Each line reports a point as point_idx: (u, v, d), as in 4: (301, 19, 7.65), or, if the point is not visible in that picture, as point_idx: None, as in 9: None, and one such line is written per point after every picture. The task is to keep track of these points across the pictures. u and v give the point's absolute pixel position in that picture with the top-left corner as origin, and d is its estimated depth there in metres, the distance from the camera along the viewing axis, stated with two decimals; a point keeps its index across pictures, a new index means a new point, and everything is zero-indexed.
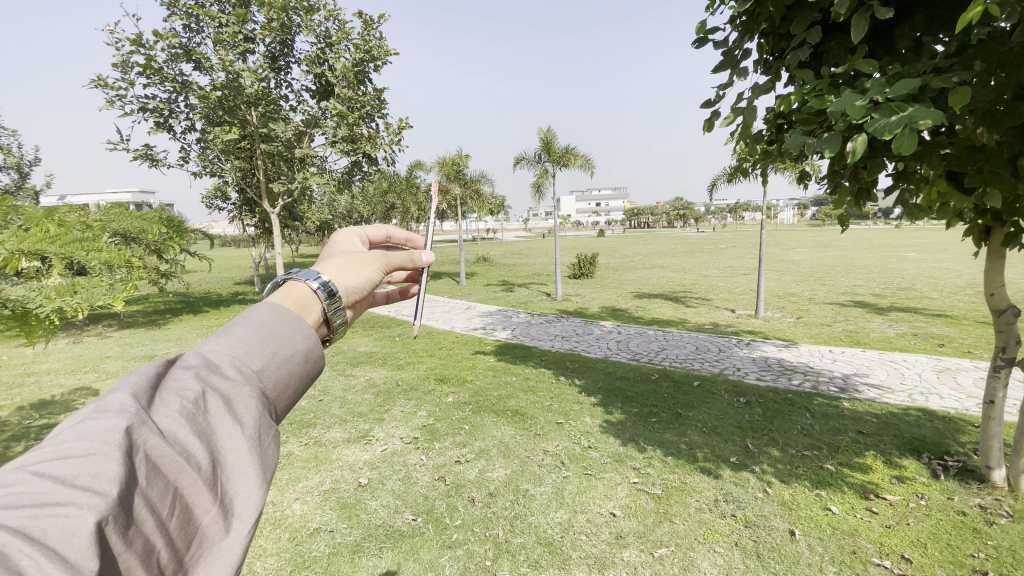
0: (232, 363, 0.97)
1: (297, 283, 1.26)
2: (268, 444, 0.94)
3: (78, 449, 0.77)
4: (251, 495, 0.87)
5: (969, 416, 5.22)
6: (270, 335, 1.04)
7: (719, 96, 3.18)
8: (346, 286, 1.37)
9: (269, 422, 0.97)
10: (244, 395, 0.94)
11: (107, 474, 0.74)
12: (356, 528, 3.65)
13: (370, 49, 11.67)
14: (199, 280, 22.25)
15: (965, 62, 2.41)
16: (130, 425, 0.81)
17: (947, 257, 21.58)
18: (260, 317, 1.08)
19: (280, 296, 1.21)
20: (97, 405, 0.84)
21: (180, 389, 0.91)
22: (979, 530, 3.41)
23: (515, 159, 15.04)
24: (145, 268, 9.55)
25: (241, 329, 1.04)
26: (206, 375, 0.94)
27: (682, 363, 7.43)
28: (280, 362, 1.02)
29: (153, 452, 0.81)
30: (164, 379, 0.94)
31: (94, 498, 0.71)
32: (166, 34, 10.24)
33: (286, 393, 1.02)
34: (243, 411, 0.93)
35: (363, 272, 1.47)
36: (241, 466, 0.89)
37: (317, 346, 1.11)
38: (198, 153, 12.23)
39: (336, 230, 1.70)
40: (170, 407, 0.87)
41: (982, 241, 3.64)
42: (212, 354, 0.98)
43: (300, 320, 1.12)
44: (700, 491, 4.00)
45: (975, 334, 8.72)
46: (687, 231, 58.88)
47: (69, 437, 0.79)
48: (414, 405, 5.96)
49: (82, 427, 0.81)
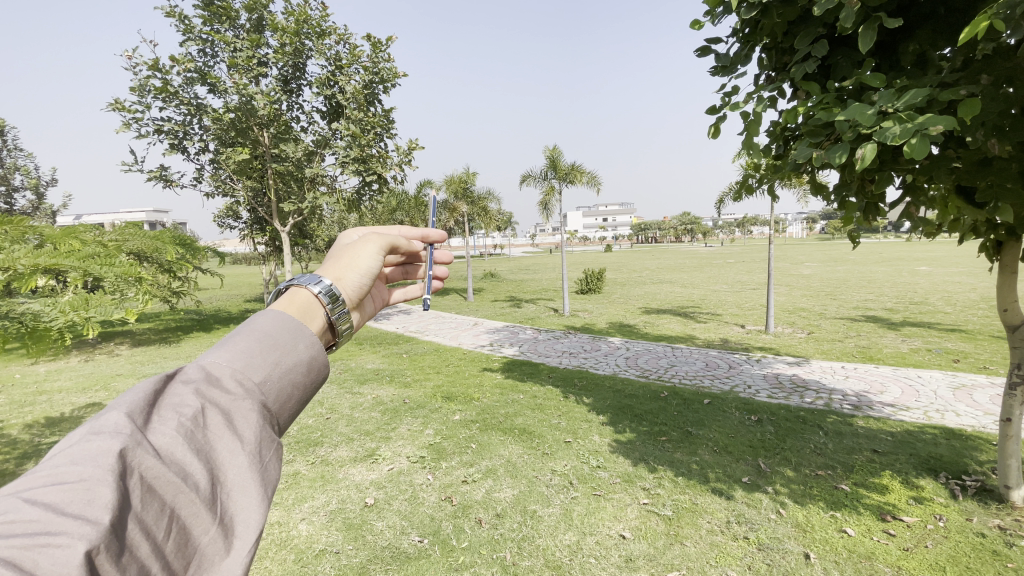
0: (233, 376, 0.97)
1: (300, 289, 1.28)
2: (267, 459, 0.94)
3: (69, 473, 0.76)
4: (251, 513, 0.88)
5: (987, 434, 5.09)
6: (272, 345, 1.04)
7: (725, 103, 3.22)
8: (348, 289, 1.39)
9: (270, 435, 0.98)
10: (245, 409, 0.95)
11: (99, 501, 0.73)
12: (362, 550, 3.61)
13: (379, 71, 11.91)
14: (210, 298, 22.60)
15: (971, 76, 2.43)
16: (125, 447, 0.81)
17: (960, 270, 21.32)
18: (261, 326, 1.09)
19: (283, 303, 1.23)
20: (92, 426, 0.84)
21: (178, 405, 0.91)
22: (999, 552, 3.30)
23: (522, 176, 15.21)
24: (158, 287, 9.67)
25: (241, 340, 1.04)
26: (206, 390, 0.95)
27: (691, 380, 7.34)
28: (282, 372, 1.02)
29: (149, 474, 0.81)
30: (163, 395, 0.94)
31: (86, 527, 0.70)
32: (181, 58, 10.50)
33: (287, 404, 1.03)
34: (243, 427, 0.94)
35: (362, 271, 1.49)
36: (241, 483, 0.89)
37: (320, 355, 1.12)
38: (211, 173, 12.44)
39: (337, 229, 1.72)
40: (167, 425, 0.87)
41: (995, 256, 3.61)
42: (213, 367, 0.99)
43: (302, 328, 1.13)
44: (711, 513, 3.92)
45: (991, 348, 8.57)
46: (694, 247, 58.87)
47: (62, 461, 0.79)
48: (421, 424, 5.93)
49: (77, 449, 0.81)
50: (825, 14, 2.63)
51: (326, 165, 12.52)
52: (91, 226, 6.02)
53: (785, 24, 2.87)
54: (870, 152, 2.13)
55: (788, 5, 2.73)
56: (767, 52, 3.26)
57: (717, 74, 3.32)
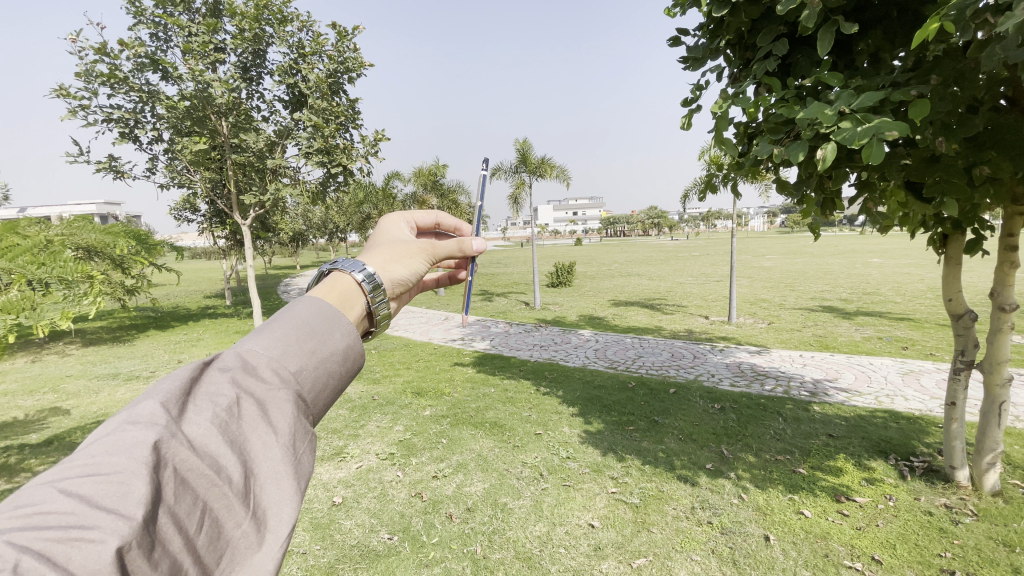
0: (269, 364, 0.97)
1: (342, 275, 1.27)
2: (302, 451, 0.94)
3: (107, 465, 0.77)
4: (284, 507, 0.86)
5: (933, 416, 5.42)
6: (309, 333, 1.04)
7: (697, 95, 3.28)
8: (391, 278, 1.39)
9: (305, 426, 0.97)
10: (280, 399, 0.95)
11: (134, 495, 0.74)
12: (329, 550, 3.55)
13: (344, 60, 11.57)
14: (167, 295, 21.64)
15: (921, 76, 2.54)
16: (160, 439, 0.81)
17: (910, 262, 22.52)
18: (299, 313, 1.09)
19: (324, 289, 1.22)
20: (127, 415, 0.85)
21: (215, 394, 0.92)
22: (945, 530, 3.51)
23: (492, 169, 15.14)
24: (110, 284, 9.21)
25: (279, 327, 1.04)
26: (242, 379, 0.95)
27: (658, 370, 7.52)
28: (318, 362, 1.02)
29: (182, 467, 0.81)
30: (199, 382, 0.95)
31: (120, 522, 0.71)
32: (130, 42, 9.91)
33: (323, 393, 1.03)
34: (277, 418, 0.93)
35: (411, 264, 1.50)
36: (274, 475, 0.88)
37: (356, 344, 1.12)
38: (166, 164, 11.83)
39: (383, 216, 1.71)
40: (203, 415, 0.88)
41: (941, 249, 3.81)
42: (249, 354, 0.99)
43: (339, 316, 1.13)
44: (677, 499, 4.03)
45: (937, 336, 9.07)
46: (661, 241, 60.05)
47: (97, 451, 0.80)
48: (391, 420, 5.86)
49: (114, 438, 0.81)
50: (789, 13, 2.71)
51: (288, 156, 12.12)
52: (34, 219, 5.66)
53: (749, 22, 2.94)
54: (830, 152, 2.20)
55: (752, 4, 2.79)
56: (732, 50, 3.33)
57: (686, 66, 3.38)
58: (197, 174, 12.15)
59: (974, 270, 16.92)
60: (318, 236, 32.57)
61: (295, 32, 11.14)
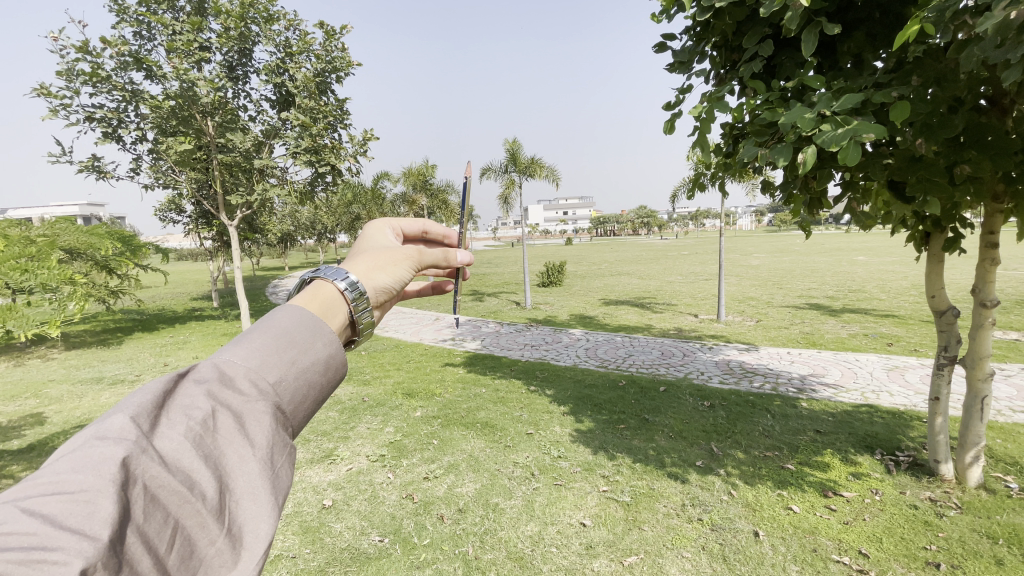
0: (248, 376, 0.97)
1: (325, 283, 1.26)
2: (281, 464, 0.94)
3: (71, 483, 0.76)
4: (260, 523, 0.87)
5: (917, 411, 5.52)
6: (290, 343, 1.04)
7: (680, 99, 3.31)
8: (375, 286, 1.37)
9: (284, 438, 0.97)
10: (258, 412, 0.94)
11: (100, 514, 0.73)
12: (319, 553, 3.52)
13: (331, 60, 11.47)
14: (152, 297, 21.24)
15: (903, 77, 2.58)
16: (129, 455, 0.81)
17: (894, 260, 22.99)
18: (279, 322, 1.08)
19: (307, 297, 1.22)
20: (95, 431, 0.84)
21: (189, 407, 0.91)
22: (930, 523, 3.57)
23: (482, 170, 15.10)
24: (93, 287, 9.02)
25: (258, 336, 1.04)
26: (218, 391, 0.95)
27: (648, 369, 7.57)
28: (298, 371, 1.02)
29: (152, 484, 0.81)
30: (173, 395, 0.94)
31: (85, 542, 0.70)
32: (113, 40, 9.71)
33: (303, 404, 1.02)
34: (255, 430, 0.93)
35: (390, 271, 1.47)
36: (250, 490, 0.88)
37: (338, 353, 1.11)
38: (150, 164, 11.62)
39: (368, 222, 1.70)
40: (175, 429, 0.88)
41: (923, 245, 3.86)
42: (227, 365, 0.98)
43: (322, 324, 1.12)
44: (668, 497, 4.06)
45: (920, 332, 9.25)
46: (651, 240, 60.53)
47: (65, 468, 0.79)
48: (381, 422, 5.83)
49: (81, 455, 0.80)
50: (772, 15, 2.74)
51: (275, 156, 11.99)
52: (12, 220, 5.56)
53: (734, 23, 2.96)
54: (810, 155, 2.23)
55: (737, 6, 2.82)
56: (717, 51, 3.35)
57: (671, 68, 3.40)
58: (183, 174, 11.97)
59: (956, 267, 17.30)
60: (306, 236, 32.27)
61: (282, 31, 11.01)
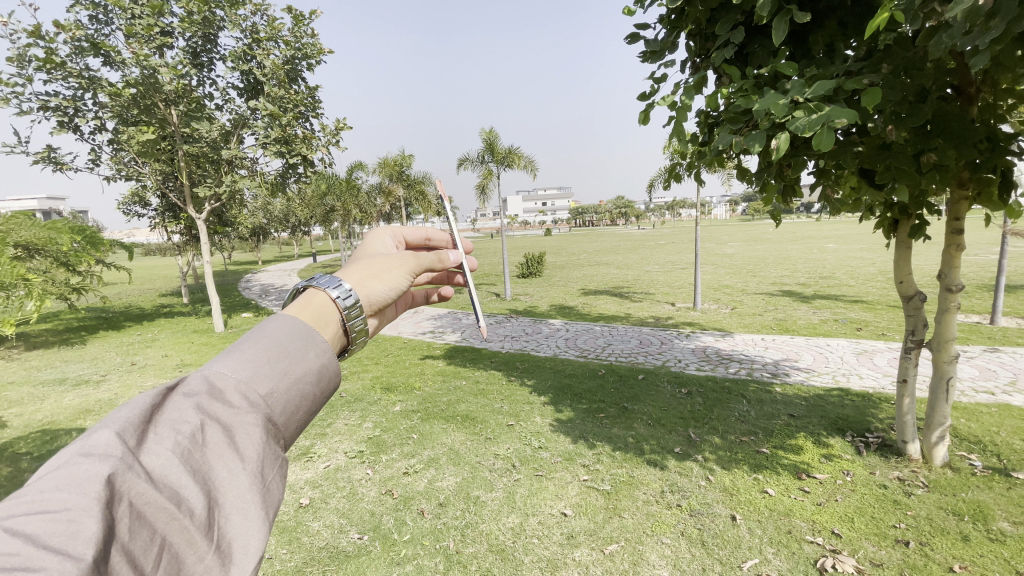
0: (238, 388, 0.93)
1: (317, 292, 1.22)
2: (272, 477, 0.91)
3: (54, 502, 0.73)
4: (250, 538, 0.84)
5: (885, 394, 5.73)
6: (282, 353, 1.00)
7: (655, 88, 3.32)
8: (368, 296, 1.33)
9: (276, 451, 0.94)
10: (249, 424, 0.91)
11: (83, 534, 0.71)
12: (297, 553, 3.47)
13: (301, 46, 11.15)
14: (118, 294, 20.48)
15: (873, 65, 2.64)
16: (114, 472, 0.78)
17: (861, 247, 23.76)
18: (271, 331, 1.05)
19: (299, 306, 1.18)
20: (79, 448, 0.81)
21: (177, 422, 0.89)
22: (898, 502, 3.73)
23: (459, 160, 14.92)
24: (53, 284, 8.64)
25: (249, 348, 1.00)
26: (208, 404, 0.92)
27: (627, 357, 7.67)
28: (291, 382, 0.98)
29: (138, 501, 0.78)
30: (162, 409, 0.91)
31: (67, 564, 0.67)
32: (67, 24, 9.22)
33: (296, 415, 0.98)
34: (245, 444, 0.90)
35: (386, 279, 1.42)
36: (240, 505, 0.85)
37: (331, 362, 1.07)
38: (111, 155, 11.15)
39: (368, 230, 1.69)
40: (163, 444, 0.85)
41: (891, 232, 3.98)
42: (217, 377, 0.95)
43: (315, 334, 1.09)
44: (647, 484, 4.13)
45: (887, 317, 9.59)
46: (629, 230, 61.14)
47: (47, 486, 0.76)
48: (359, 417, 5.77)
49: (65, 472, 0.78)
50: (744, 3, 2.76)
51: (244, 147, 11.61)
52: None
53: (707, 11, 2.98)
54: (784, 142, 2.26)
55: None
56: (691, 39, 3.37)
57: (645, 58, 3.40)
58: (147, 166, 11.53)
59: (920, 253, 17.94)
60: (279, 229, 31.55)
61: (248, 16, 10.64)
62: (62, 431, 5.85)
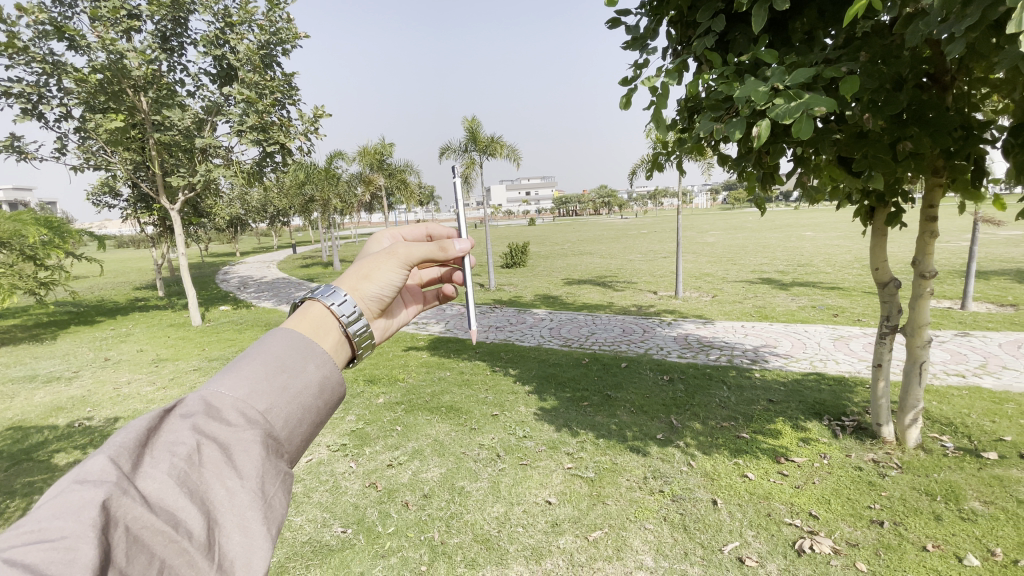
0: (235, 406, 0.91)
1: (314, 303, 1.20)
2: (273, 494, 0.89)
3: (51, 530, 0.73)
4: (252, 558, 0.83)
5: (860, 378, 5.90)
6: (280, 367, 0.98)
7: (636, 74, 3.30)
8: (364, 298, 1.31)
9: (278, 466, 0.92)
10: (248, 441, 0.89)
11: (78, 562, 0.70)
12: (280, 549, 3.45)
13: (277, 31, 10.84)
14: (89, 288, 19.88)
15: (851, 54, 2.67)
16: (108, 497, 0.77)
17: (838, 234, 24.28)
18: (270, 345, 1.02)
19: (296, 318, 1.16)
20: (75, 474, 0.80)
21: (174, 443, 0.88)
22: (873, 483, 3.86)
23: (441, 149, 14.76)
24: (19, 278, 8.35)
25: (248, 364, 0.98)
26: (204, 424, 0.90)
27: (610, 346, 7.74)
28: (291, 397, 0.95)
29: (135, 525, 0.78)
30: (160, 431, 0.90)
31: None
32: (27, 6, 8.80)
33: (298, 430, 0.96)
34: (244, 462, 0.88)
35: (380, 278, 1.40)
36: (240, 523, 0.84)
37: (332, 373, 1.05)
38: (77, 144, 10.75)
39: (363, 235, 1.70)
40: (159, 467, 0.84)
41: (869, 220, 4.06)
42: (214, 396, 0.93)
43: (314, 346, 1.06)
44: (630, 470, 4.20)
45: (863, 303, 9.83)
46: (613, 219, 61.44)
47: (45, 513, 0.76)
48: (343, 410, 5.73)
49: (61, 500, 0.77)
50: None
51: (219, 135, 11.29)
52: None
53: None
54: (765, 129, 2.27)
55: None
56: (672, 25, 3.36)
57: (626, 45, 3.38)
58: (116, 155, 11.15)
59: (894, 240, 18.40)
60: (258, 219, 30.89)
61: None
62: (34, 430, 5.69)
